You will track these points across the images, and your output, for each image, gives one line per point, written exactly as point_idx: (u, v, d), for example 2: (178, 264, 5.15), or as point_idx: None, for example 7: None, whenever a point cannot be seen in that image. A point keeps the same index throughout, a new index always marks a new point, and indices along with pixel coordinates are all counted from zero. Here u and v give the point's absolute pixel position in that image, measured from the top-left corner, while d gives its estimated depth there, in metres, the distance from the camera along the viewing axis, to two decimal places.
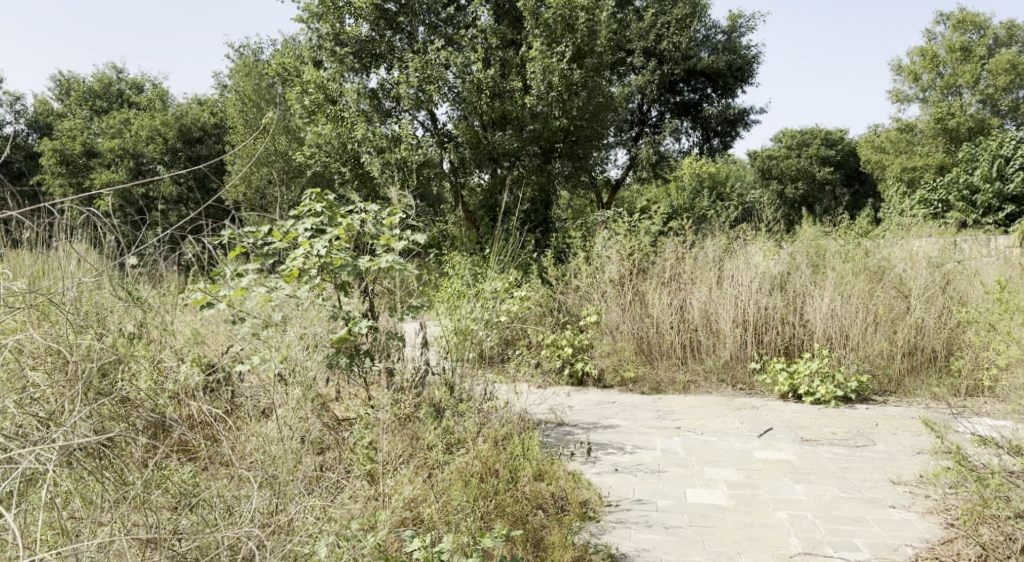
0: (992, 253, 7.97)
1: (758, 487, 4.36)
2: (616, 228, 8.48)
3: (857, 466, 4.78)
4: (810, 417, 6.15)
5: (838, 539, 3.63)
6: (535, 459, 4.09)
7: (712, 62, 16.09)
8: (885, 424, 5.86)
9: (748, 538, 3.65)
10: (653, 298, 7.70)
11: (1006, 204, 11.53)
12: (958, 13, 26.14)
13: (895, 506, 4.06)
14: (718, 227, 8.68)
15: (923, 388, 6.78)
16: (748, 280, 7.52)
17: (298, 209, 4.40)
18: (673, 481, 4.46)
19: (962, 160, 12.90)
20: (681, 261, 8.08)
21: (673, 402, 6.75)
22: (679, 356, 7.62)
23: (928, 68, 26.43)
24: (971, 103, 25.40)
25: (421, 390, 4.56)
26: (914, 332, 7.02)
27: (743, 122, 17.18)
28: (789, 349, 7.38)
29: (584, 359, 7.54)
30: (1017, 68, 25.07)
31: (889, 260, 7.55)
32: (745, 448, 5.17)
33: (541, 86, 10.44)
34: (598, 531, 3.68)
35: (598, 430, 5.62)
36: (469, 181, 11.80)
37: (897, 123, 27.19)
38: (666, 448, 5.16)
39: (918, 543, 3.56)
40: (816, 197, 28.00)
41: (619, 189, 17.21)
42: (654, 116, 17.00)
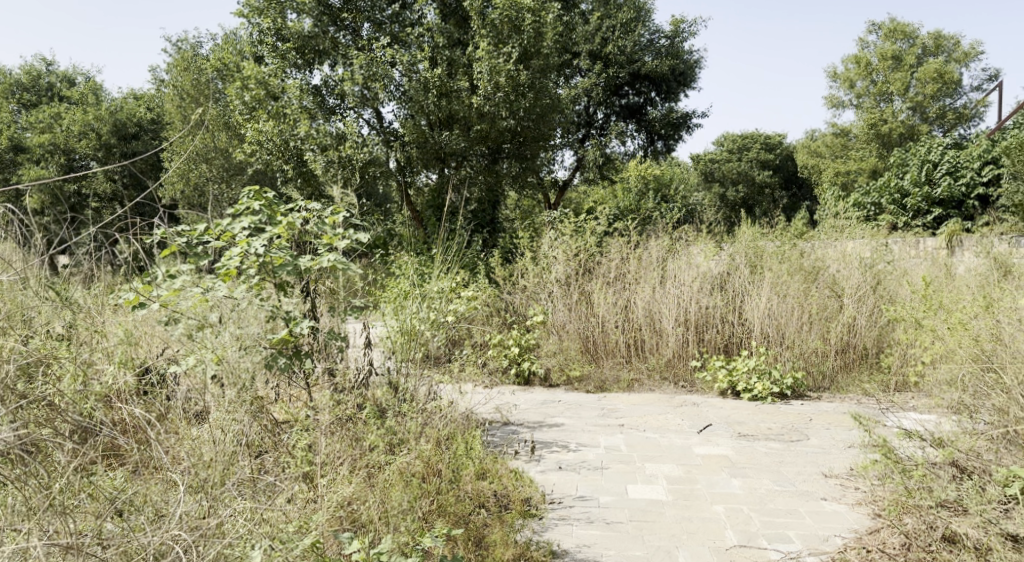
0: (920, 254, 8.29)
1: (697, 482, 4.45)
2: (562, 228, 8.54)
3: (791, 460, 4.92)
4: (747, 413, 6.31)
5: (771, 531, 3.73)
6: (477, 458, 4.09)
7: (656, 66, 16.29)
8: (819, 419, 6.04)
9: (686, 532, 3.72)
10: (598, 298, 7.79)
11: (933, 207, 11.99)
12: (889, 23, 27.15)
13: (826, 498, 4.18)
14: (661, 227, 8.82)
15: (854, 385, 7.02)
16: (690, 280, 7.67)
17: (236, 207, 4.28)
18: (615, 477, 4.52)
19: (893, 165, 13.36)
20: (625, 261, 8.19)
21: (617, 400, 6.83)
22: (624, 355, 7.73)
23: (862, 76, 27.38)
24: (902, 110, 26.35)
25: (363, 390, 4.51)
26: (846, 330, 7.25)
27: (686, 126, 17.37)
28: (729, 346, 7.54)
29: (531, 359, 7.59)
30: (943, 77, 26.06)
31: (822, 261, 7.80)
32: (686, 444, 5.27)
33: (487, 86, 10.48)
34: (540, 529, 3.70)
35: (542, 429, 5.66)
36: (415, 181, 11.73)
37: (833, 128, 28.09)
38: (609, 445, 5.22)
39: (847, 533, 3.68)
40: (755, 200, 29.23)
41: (566, 189, 17.35)
42: (599, 118, 17.17)
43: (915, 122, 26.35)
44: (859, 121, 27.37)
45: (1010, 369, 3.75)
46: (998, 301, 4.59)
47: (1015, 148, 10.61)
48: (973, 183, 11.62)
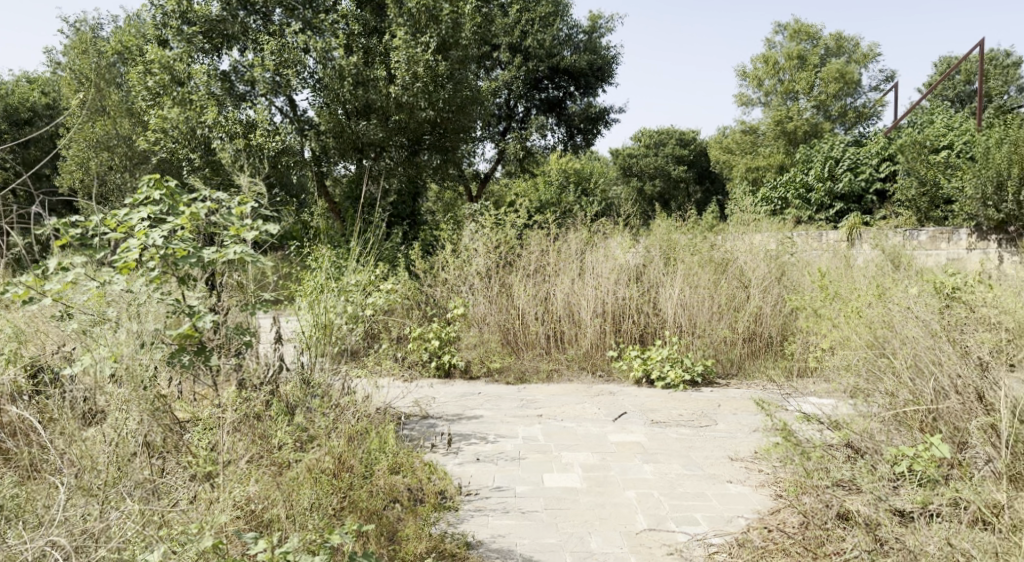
0: (822, 246, 8.65)
1: (610, 469, 4.54)
2: (482, 220, 8.52)
3: (699, 445, 5.07)
4: (660, 400, 6.47)
5: (679, 514, 3.83)
6: (392, 452, 4.03)
7: (574, 61, 16.46)
8: (727, 405, 6.25)
9: (599, 518, 3.79)
10: (518, 290, 7.83)
11: (835, 202, 12.54)
12: (795, 24, 28.23)
13: (732, 481, 4.33)
14: (579, 220, 8.92)
15: (760, 371, 7.30)
16: (607, 272, 7.79)
17: (134, 197, 4.10)
18: (532, 467, 4.56)
19: (799, 161, 13.92)
20: (545, 253, 8.26)
21: (536, 391, 6.89)
22: (543, 347, 7.80)
23: (770, 74, 28.40)
24: (806, 109, 27.67)
25: (275, 386, 4.39)
26: (753, 320, 7.49)
27: (604, 121, 17.59)
28: (644, 336, 7.70)
29: (451, 352, 7.54)
30: (844, 77, 27.25)
31: (732, 254, 8.04)
32: (601, 433, 5.36)
33: (406, 76, 10.32)
34: (455, 521, 3.70)
35: (461, 421, 5.65)
36: (331, 172, 11.48)
37: (742, 125, 29.07)
38: (527, 435, 5.26)
39: (750, 514, 3.82)
40: (671, 195, 29.96)
41: (486, 182, 17.31)
42: (520, 112, 17.20)
43: (818, 120, 27.55)
44: (766, 119, 28.42)
45: (900, 355, 3.95)
46: (889, 290, 4.82)
47: (910, 145, 11.20)
48: (871, 179, 12.20)
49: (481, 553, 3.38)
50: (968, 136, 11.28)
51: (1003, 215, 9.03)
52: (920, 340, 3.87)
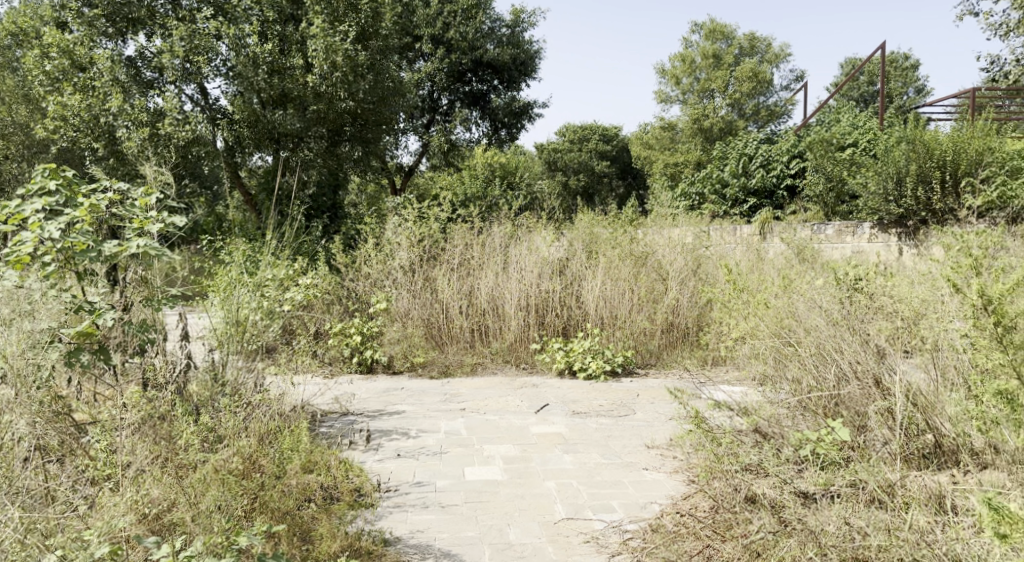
0: (736, 239, 8.92)
1: (531, 460, 4.56)
2: (405, 213, 8.42)
3: (618, 434, 5.17)
4: (582, 391, 6.55)
5: (596, 502, 3.89)
6: (305, 451, 3.94)
7: (497, 55, 16.42)
8: (645, 394, 6.39)
9: (519, 509, 3.81)
10: (442, 284, 7.79)
11: (749, 197, 12.96)
12: (710, 24, 29.01)
13: (648, 468, 4.42)
14: (503, 214, 8.94)
15: (677, 361, 7.48)
16: (530, 265, 7.82)
17: (27, 187, 3.82)
18: (453, 461, 4.54)
19: (716, 157, 14.26)
20: (469, 247, 8.23)
21: (460, 385, 6.87)
22: (468, 340, 7.79)
23: (688, 72, 29.11)
24: (721, 106, 28.55)
25: (182, 384, 4.21)
26: (670, 311, 7.66)
27: (528, 115, 17.51)
28: (567, 329, 7.78)
29: (374, 347, 7.40)
30: (757, 76, 28.27)
31: (651, 247, 8.21)
32: (523, 425, 5.39)
33: (323, 65, 10.09)
34: (373, 517, 3.64)
35: (382, 417, 5.58)
36: (246, 162, 11.14)
37: (661, 122, 29.76)
38: (448, 430, 5.23)
39: (664, 500, 3.91)
40: (596, 189, 30.18)
41: (410, 175, 17.06)
42: (444, 104, 17.09)
43: (733, 118, 28.47)
44: (684, 116, 29.18)
45: (806, 345, 4.12)
46: (794, 282, 4.98)
47: (817, 143, 11.66)
48: (783, 175, 12.64)
49: (398, 549, 3.34)
50: (870, 134, 11.83)
51: (902, 209, 9.53)
52: (823, 329, 4.06)
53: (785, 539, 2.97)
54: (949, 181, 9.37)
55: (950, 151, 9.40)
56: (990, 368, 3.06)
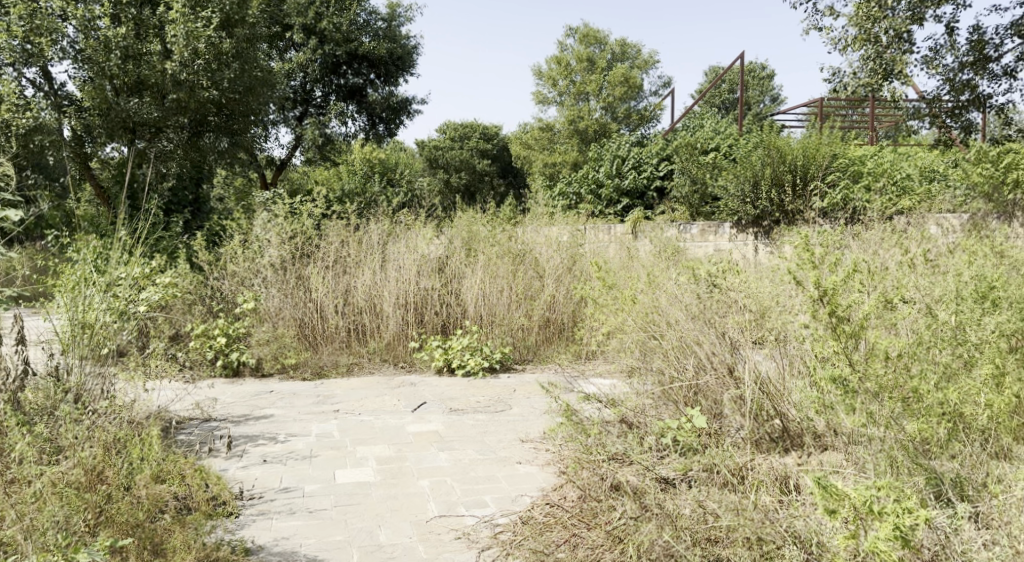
0: (610, 238, 9.17)
1: (405, 459, 4.52)
2: (275, 209, 8.13)
3: (493, 429, 5.21)
4: (459, 388, 6.56)
5: (469, 498, 3.90)
6: (157, 460, 3.72)
7: (373, 48, 16.12)
8: (521, 389, 6.47)
9: (390, 509, 3.77)
10: (316, 282, 7.57)
11: (622, 197, 13.37)
12: (584, 28, 29.76)
13: (522, 461, 4.48)
14: (379, 211, 8.79)
15: (553, 356, 7.61)
16: (408, 263, 7.75)
17: None
18: (324, 464, 4.43)
19: (591, 158, 14.60)
20: (344, 244, 8.04)
21: (334, 386, 6.71)
22: (343, 340, 7.60)
23: (564, 75, 29.73)
24: (596, 109, 29.32)
25: (16, 391, 3.91)
26: (547, 307, 7.80)
27: (407, 111, 17.28)
28: (446, 326, 7.77)
29: (240, 349, 7.09)
30: (629, 81, 29.23)
31: (529, 245, 8.32)
32: (398, 424, 5.33)
33: (184, 52, 9.60)
34: (234, 527, 3.50)
35: (249, 422, 5.37)
36: (98, 154, 10.47)
37: (539, 123, 30.24)
38: (320, 432, 5.10)
39: (535, 492, 3.97)
40: (476, 187, 30.14)
41: (282, 170, 16.46)
42: (318, 97, 16.61)
43: (606, 120, 29.32)
44: (561, 117, 29.77)
45: (669, 337, 4.30)
46: (657, 278, 5.12)
47: (683, 147, 12.22)
48: (652, 177, 13.11)
49: (260, 558, 3.23)
50: (732, 139, 12.47)
51: (758, 211, 10.12)
52: (685, 324, 4.25)
53: (644, 523, 3.08)
54: (799, 183, 10.03)
55: (800, 156, 10.05)
56: (826, 355, 3.31)
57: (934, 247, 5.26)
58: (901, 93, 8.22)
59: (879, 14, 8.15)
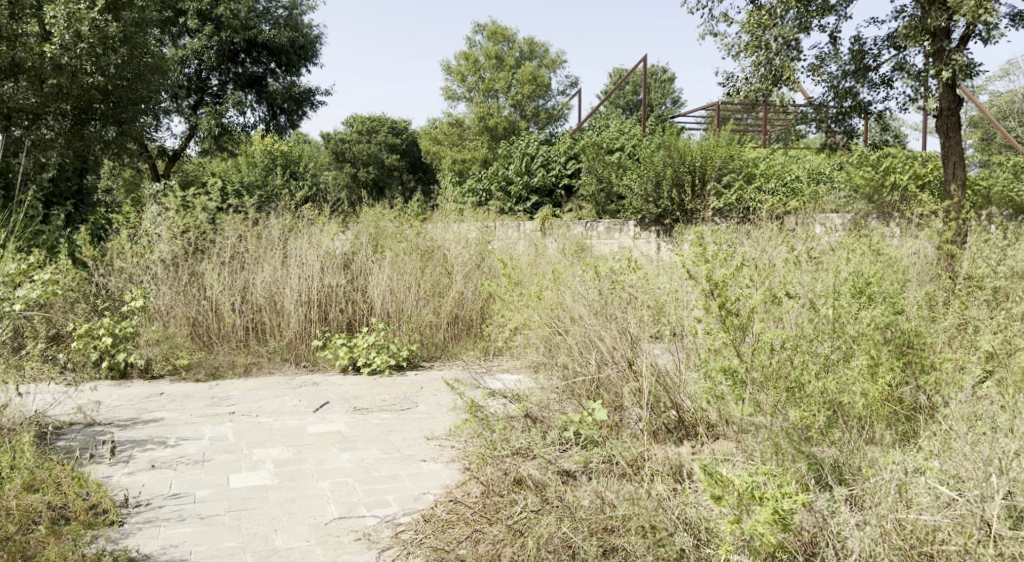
0: (518, 234, 9.24)
1: (305, 461, 4.41)
2: (166, 202, 7.78)
3: (398, 428, 5.15)
4: (364, 387, 6.45)
5: (371, 498, 3.84)
6: (30, 469, 3.50)
7: (273, 36, 15.65)
8: (428, 387, 6.43)
9: (287, 513, 3.67)
10: (211, 279, 7.26)
11: (531, 195, 13.47)
12: (492, 25, 29.76)
13: (426, 459, 4.45)
14: (280, 205, 8.56)
15: (462, 352, 7.60)
16: (311, 259, 7.56)
17: None
18: (218, 468, 4.26)
19: (501, 155, 14.64)
20: (242, 239, 7.76)
21: (230, 387, 6.47)
22: (241, 339, 7.32)
23: (472, 71, 29.76)
24: (505, 107, 29.48)
25: None
26: (455, 304, 7.77)
27: (309, 102, 16.80)
28: (351, 324, 7.62)
29: (127, 350, 6.72)
30: (537, 80, 29.54)
31: (437, 241, 8.28)
32: (299, 425, 5.20)
33: (65, 34, 9.09)
34: (118, 536, 3.33)
35: (136, 426, 5.11)
36: None
37: (448, 118, 30.13)
38: (213, 436, 4.91)
39: (438, 489, 3.95)
40: (385, 182, 29.70)
41: (174, 161, 15.70)
42: (214, 85, 16.00)
43: (515, 118, 29.51)
44: (470, 113, 29.77)
45: (573, 332, 4.39)
46: (562, 274, 5.20)
47: (590, 146, 12.37)
48: (560, 175, 13.28)
49: None
50: (636, 139, 12.78)
51: (660, 209, 10.39)
52: (588, 319, 4.34)
53: (544, 514, 3.09)
54: (697, 183, 10.39)
55: (699, 156, 10.40)
56: (716, 348, 3.46)
57: (818, 245, 5.55)
58: (788, 98, 8.63)
59: (768, 22, 8.52)
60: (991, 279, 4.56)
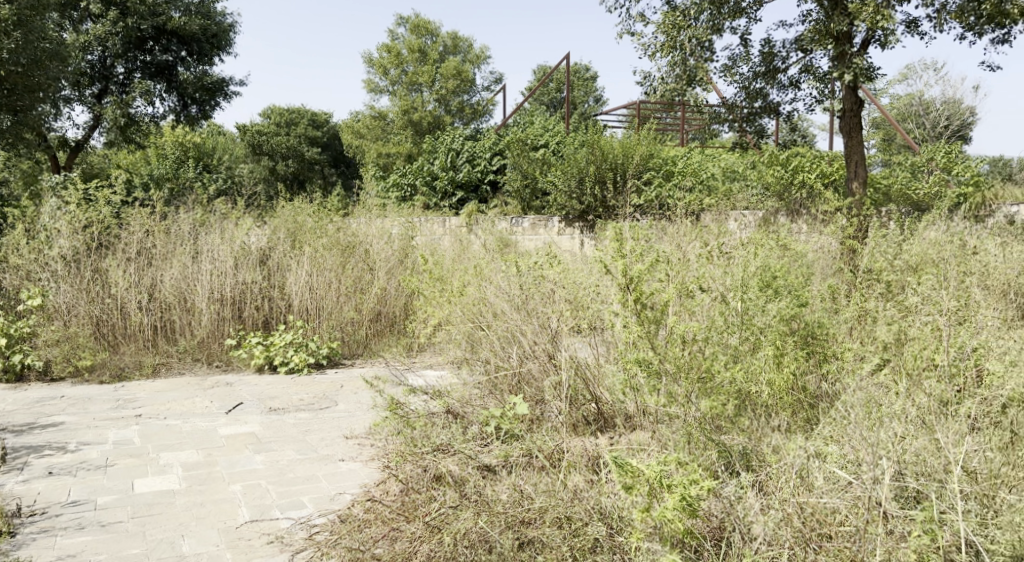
0: (443, 230, 9.19)
1: (216, 464, 4.27)
2: (67, 195, 7.40)
3: (316, 427, 5.05)
4: (281, 386, 6.30)
5: (285, 500, 3.75)
6: None
7: (184, 23, 15.09)
8: (349, 385, 6.32)
9: (196, 517, 3.55)
10: (116, 276, 6.94)
11: (456, 190, 13.43)
12: (414, 18, 29.48)
13: (344, 459, 4.38)
14: (192, 199, 8.27)
15: (384, 349, 7.49)
16: (225, 254, 7.32)
17: None
18: (121, 473, 4.08)
19: (426, 149, 14.53)
20: (150, 234, 7.45)
21: (138, 388, 6.21)
22: (149, 338, 7.03)
23: (394, 64, 29.30)
24: (429, 101, 29.25)
25: None
26: (377, 301, 7.65)
27: (222, 92, 16.30)
28: (268, 321, 7.41)
29: (25, 351, 6.44)
30: (461, 74, 29.39)
31: (359, 237, 8.16)
32: (209, 427, 5.03)
33: None
34: (9, 548, 3.15)
35: (34, 431, 4.85)
36: None
37: (371, 111, 29.67)
38: (118, 439, 4.70)
39: (356, 489, 3.88)
40: (306, 175, 29.12)
41: (78, 152, 14.96)
42: (120, 73, 15.32)
43: (439, 113, 29.33)
44: (393, 107, 29.40)
45: (495, 328, 4.42)
46: (484, 270, 5.21)
47: (514, 142, 12.42)
48: (486, 171, 13.28)
49: None
50: (559, 136, 12.90)
51: (584, 205, 10.51)
52: (510, 315, 4.37)
53: (462, 510, 3.08)
54: (619, 181, 10.57)
55: (620, 155, 10.58)
56: (632, 341, 3.52)
57: (730, 240, 5.72)
58: (702, 98, 8.86)
59: (683, 23, 8.71)
60: (889, 272, 4.80)
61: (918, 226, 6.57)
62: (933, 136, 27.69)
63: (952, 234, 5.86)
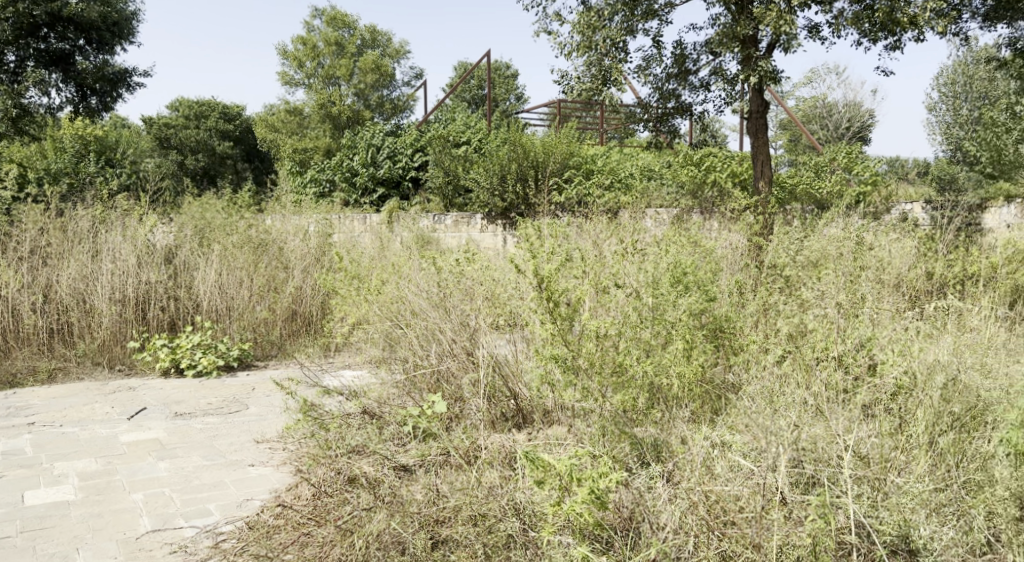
0: (361, 228, 9.04)
1: (115, 473, 4.07)
2: None
3: (225, 432, 4.88)
4: (189, 390, 6.07)
5: (190, 508, 3.61)
6: None
7: (82, 10, 14.36)
8: (261, 388, 6.15)
9: (91, 529, 3.38)
10: (6, 277, 6.55)
11: (377, 186, 13.23)
12: (331, 11, 28.88)
13: (254, 464, 4.25)
14: (92, 195, 7.87)
15: (299, 349, 7.30)
16: (128, 252, 6.99)
17: None
18: (10, 486, 3.85)
19: (344, 145, 14.28)
20: (44, 232, 7.05)
21: (32, 395, 5.88)
22: (45, 342, 6.66)
23: (310, 57, 28.65)
24: (347, 95, 28.71)
25: None
26: (292, 300, 7.45)
27: (125, 83, 15.62)
28: (174, 324, 7.08)
29: None
30: (381, 69, 28.95)
31: (273, 235, 7.94)
32: (110, 434, 4.80)
33: None
34: None
35: None
36: None
37: (286, 105, 28.93)
38: (8, 450, 4.44)
39: (266, 494, 3.78)
40: (216, 170, 28.26)
41: None
42: (11, 62, 14.41)
43: (358, 107, 28.86)
44: (310, 101, 28.73)
45: (414, 327, 4.37)
46: (400, 268, 5.13)
47: (434, 139, 12.35)
48: (407, 167, 13.15)
49: None
50: (480, 133, 12.90)
51: (506, 203, 10.52)
52: (427, 313, 4.33)
53: (374, 512, 3.04)
54: (540, 178, 10.63)
55: (541, 153, 10.64)
56: (547, 338, 3.55)
57: (645, 237, 5.83)
58: (617, 97, 9.00)
59: (597, 24, 8.84)
60: (794, 268, 4.98)
61: (820, 222, 6.85)
62: (836, 135, 29.02)
63: (850, 230, 6.14)
